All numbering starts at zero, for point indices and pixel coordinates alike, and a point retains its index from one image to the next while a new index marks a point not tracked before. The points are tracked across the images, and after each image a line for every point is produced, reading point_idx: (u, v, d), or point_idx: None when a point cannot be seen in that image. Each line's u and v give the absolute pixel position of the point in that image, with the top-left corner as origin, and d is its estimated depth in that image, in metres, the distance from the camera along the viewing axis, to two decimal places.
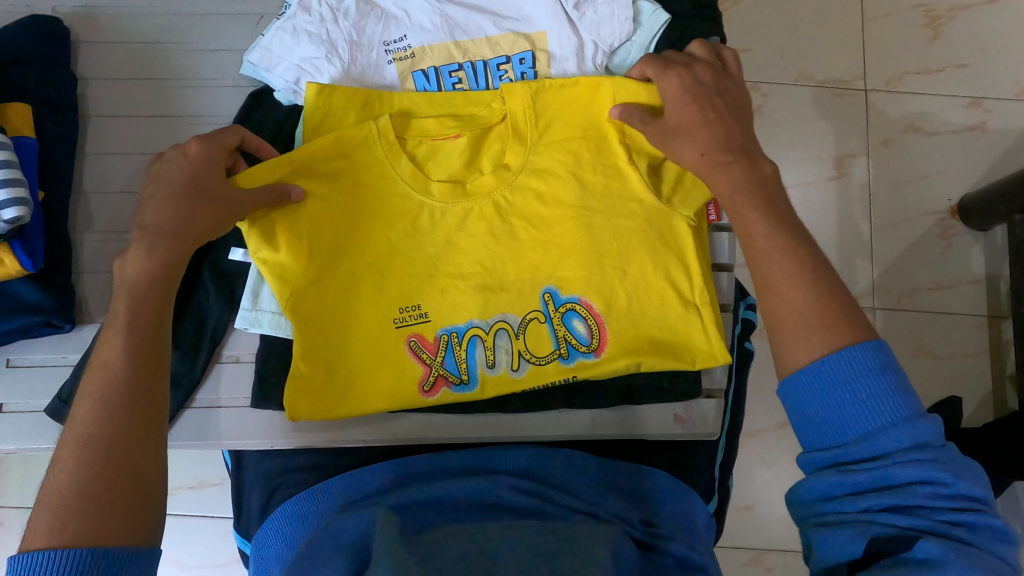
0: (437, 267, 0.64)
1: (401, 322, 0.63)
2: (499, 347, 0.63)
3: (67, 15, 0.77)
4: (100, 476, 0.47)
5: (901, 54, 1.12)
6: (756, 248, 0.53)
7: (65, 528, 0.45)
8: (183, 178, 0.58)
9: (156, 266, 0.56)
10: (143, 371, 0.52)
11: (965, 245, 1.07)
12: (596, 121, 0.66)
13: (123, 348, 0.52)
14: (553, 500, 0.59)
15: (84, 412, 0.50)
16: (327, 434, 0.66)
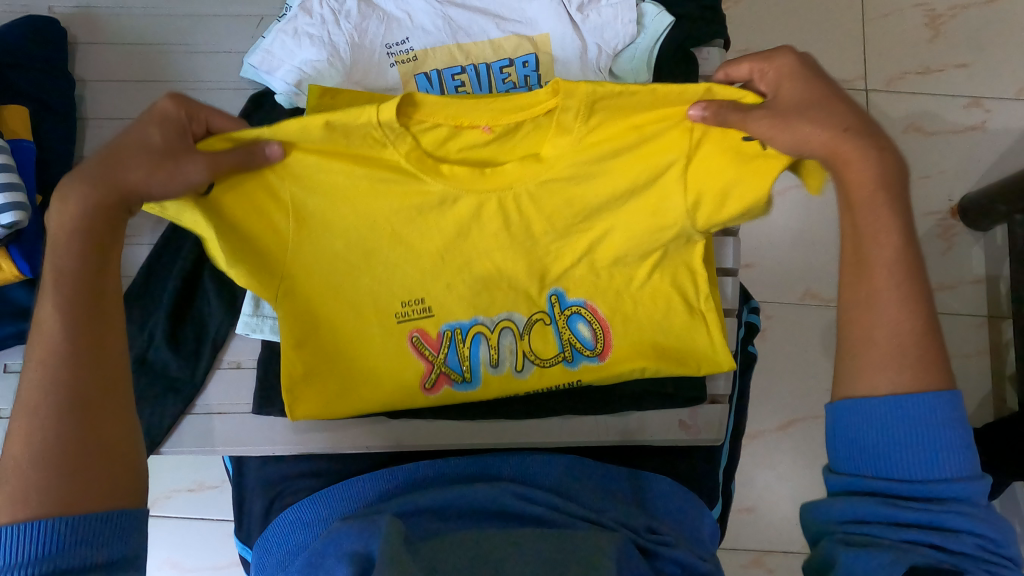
0: (444, 263, 0.60)
1: (404, 316, 0.61)
2: (504, 346, 0.63)
3: (64, 15, 0.77)
4: (57, 445, 0.44)
5: (901, 53, 1.12)
6: (884, 256, 0.50)
7: (29, 500, 0.43)
8: (138, 139, 0.50)
9: (90, 221, 0.49)
10: (86, 328, 0.48)
11: (966, 246, 1.07)
12: (660, 117, 0.52)
13: (55, 308, 0.47)
14: (558, 507, 0.58)
15: (31, 378, 0.46)
16: (330, 441, 0.66)
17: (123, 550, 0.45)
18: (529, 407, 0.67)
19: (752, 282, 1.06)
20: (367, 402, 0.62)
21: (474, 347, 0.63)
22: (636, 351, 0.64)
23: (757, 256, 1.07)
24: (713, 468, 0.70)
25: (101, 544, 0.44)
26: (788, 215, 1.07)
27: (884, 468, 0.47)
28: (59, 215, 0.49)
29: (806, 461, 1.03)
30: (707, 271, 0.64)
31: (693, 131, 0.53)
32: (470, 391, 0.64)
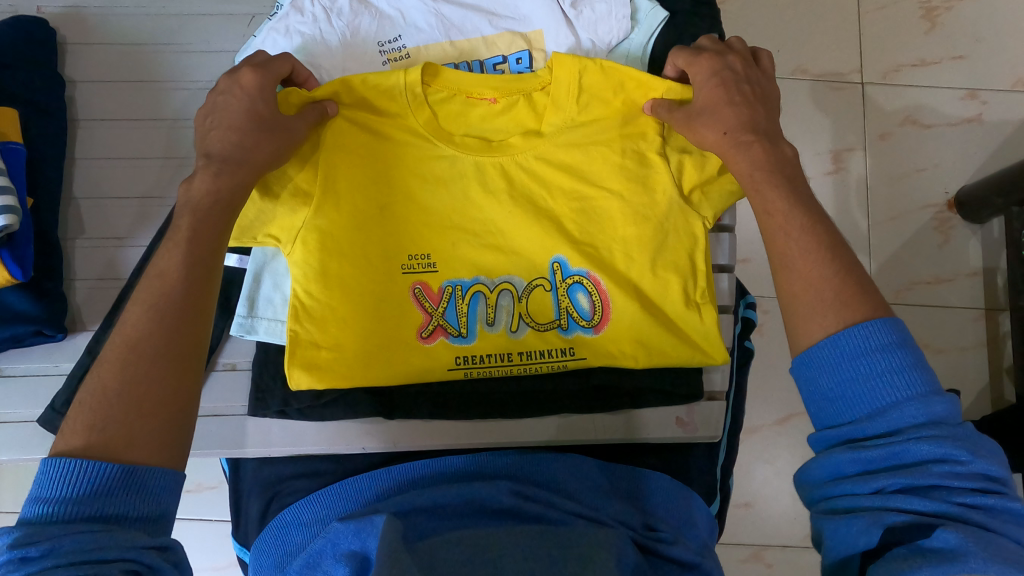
0: (454, 218, 0.63)
1: (411, 269, 0.62)
2: (501, 306, 0.62)
3: (54, 15, 0.76)
4: (145, 388, 0.45)
5: (898, 45, 1.12)
6: (773, 223, 0.51)
7: (105, 434, 0.44)
8: (241, 110, 0.55)
9: (220, 188, 0.53)
10: (197, 293, 0.49)
11: (963, 238, 1.07)
12: (639, 101, 0.63)
13: (184, 261, 0.49)
14: (554, 505, 0.58)
15: (136, 316, 0.47)
16: (327, 443, 0.65)
17: (165, 513, 0.44)
18: (526, 407, 0.65)
19: (748, 278, 1.06)
20: (365, 371, 0.60)
21: (472, 304, 0.62)
22: (627, 320, 0.61)
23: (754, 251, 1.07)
24: (711, 464, 0.70)
25: (150, 503, 0.43)
26: None
27: (842, 415, 0.44)
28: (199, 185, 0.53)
29: (805, 456, 1.03)
30: (708, 264, 0.62)
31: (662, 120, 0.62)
32: (469, 358, 0.61)
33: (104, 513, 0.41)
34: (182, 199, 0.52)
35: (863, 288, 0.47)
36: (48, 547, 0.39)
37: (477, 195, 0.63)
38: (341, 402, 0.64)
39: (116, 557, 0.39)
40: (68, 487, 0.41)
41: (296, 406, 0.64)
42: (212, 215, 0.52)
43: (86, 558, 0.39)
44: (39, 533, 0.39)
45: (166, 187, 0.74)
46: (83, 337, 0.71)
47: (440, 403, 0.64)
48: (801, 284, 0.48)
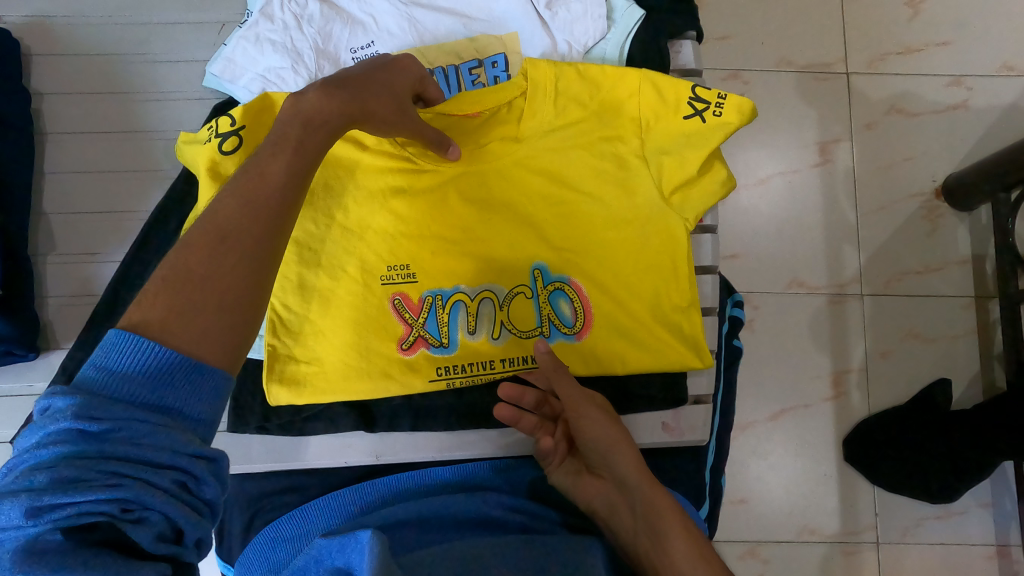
0: (433, 228, 0.62)
1: (390, 280, 0.61)
2: (482, 313, 0.61)
3: (17, 26, 0.74)
4: (225, 291, 0.39)
5: (881, 34, 1.11)
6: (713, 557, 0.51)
7: (186, 321, 0.37)
8: (385, 74, 0.54)
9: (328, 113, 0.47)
10: (292, 206, 0.43)
11: (951, 226, 1.06)
12: (619, 104, 0.61)
13: (288, 169, 0.43)
14: (539, 516, 0.60)
15: (227, 209, 0.40)
16: (305, 458, 0.64)
17: (217, 420, 0.38)
18: None
19: (735, 272, 1.06)
20: (348, 384, 0.59)
21: (453, 314, 0.61)
22: (611, 327, 0.61)
23: (740, 246, 1.07)
24: (700, 467, 0.69)
25: (207, 408, 0.37)
26: (770, 202, 1.07)
27: None
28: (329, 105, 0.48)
29: (797, 450, 1.03)
30: (692, 268, 0.61)
31: (641, 121, 0.61)
32: (450, 371, 0.61)
33: (164, 405, 0.35)
34: (292, 111, 0.46)
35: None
36: (105, 432, 0.33)
37: (457, 204, 0.62)
38: (322, 416, 0.63)
39: (169, 464, 0.34)
40: (132, 364, 0.35)
41: (277, 422, 0.62)
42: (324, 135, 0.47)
43: (140, 457, 0.34)
44: (101, 408, 0.34)
45: (139, 200, 0.73)
46: (56, 355, 0.71)
47: (422, 416, 0.63)
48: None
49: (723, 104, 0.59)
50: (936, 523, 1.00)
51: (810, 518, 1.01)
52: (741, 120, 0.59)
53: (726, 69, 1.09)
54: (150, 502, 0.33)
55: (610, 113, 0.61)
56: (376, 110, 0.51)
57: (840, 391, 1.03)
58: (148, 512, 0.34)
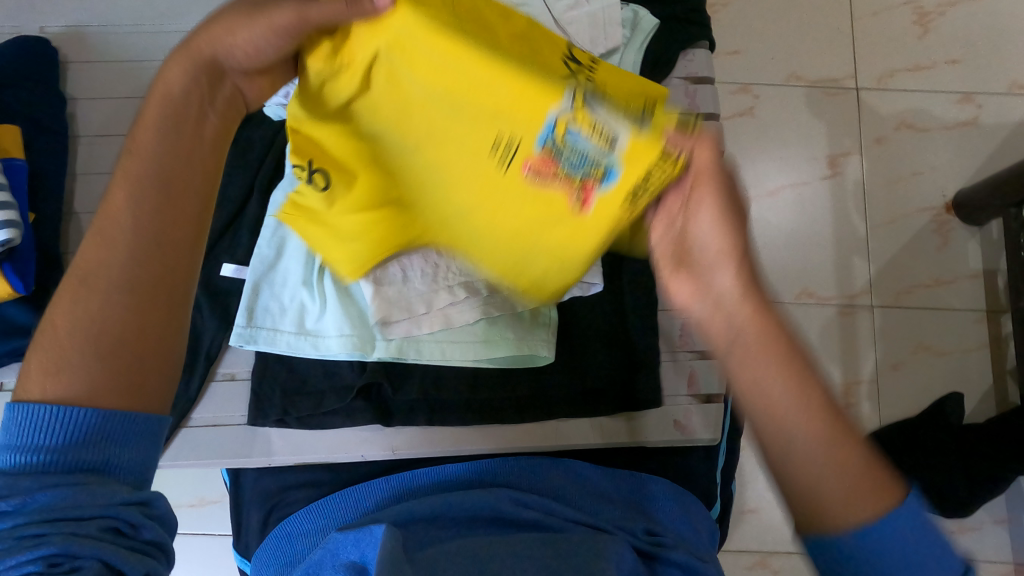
0: (467, 83, 0.40)
1: (505, 157, 0.41)
2: (600, 118, 0.37)
3: (55, 35, 0.77)
4: (112, 321, 0.39)
5: (892, 51, 1.12)
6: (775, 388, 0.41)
7: (67, 380, 0.38)
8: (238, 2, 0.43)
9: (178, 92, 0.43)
10: (160, 226, 0.41)
11: (962, 240, 1.07)
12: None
13: (135, 186, 0.40)
14: (555, 513, 0.58)
15: (90, 249, 0.40)
16: (324, 451, 0.65)
17: (149, 459, 0.40)
18: (524, 412, 0.66)
19: None
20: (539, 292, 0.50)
21: (575, 136, 0.38)
22: None
23: None
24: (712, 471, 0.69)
25: (140, 458, 0.39)
26: (780, 213, 1.09)
27: None
28: (173, 72, 0.43)
29: None
30: None
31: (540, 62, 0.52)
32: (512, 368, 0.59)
33: (85, 463, 0.37)
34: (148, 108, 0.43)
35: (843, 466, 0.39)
36: (21, 503, 0.35)
37: (452, 47, 0.39)
38: (341, 411, 0.65)
39: (93, 514, 0.35)
40: (45, 434, 0.36)
41: (296, 415, 0.64)
42: (166, 119, 0.42)
43: (60, 514, 0.35)
44: (13, 485, 0.35)
45: None
46: None
47: (439, 411, 0.65)
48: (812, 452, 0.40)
49: None
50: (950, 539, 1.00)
51: None
52: None
53: (737, 83, 1.11)
54: (78, 550, 0.34)
55: None
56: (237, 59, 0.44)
57: (851, 402, 1.04)
58: (80, 563, 0.34)
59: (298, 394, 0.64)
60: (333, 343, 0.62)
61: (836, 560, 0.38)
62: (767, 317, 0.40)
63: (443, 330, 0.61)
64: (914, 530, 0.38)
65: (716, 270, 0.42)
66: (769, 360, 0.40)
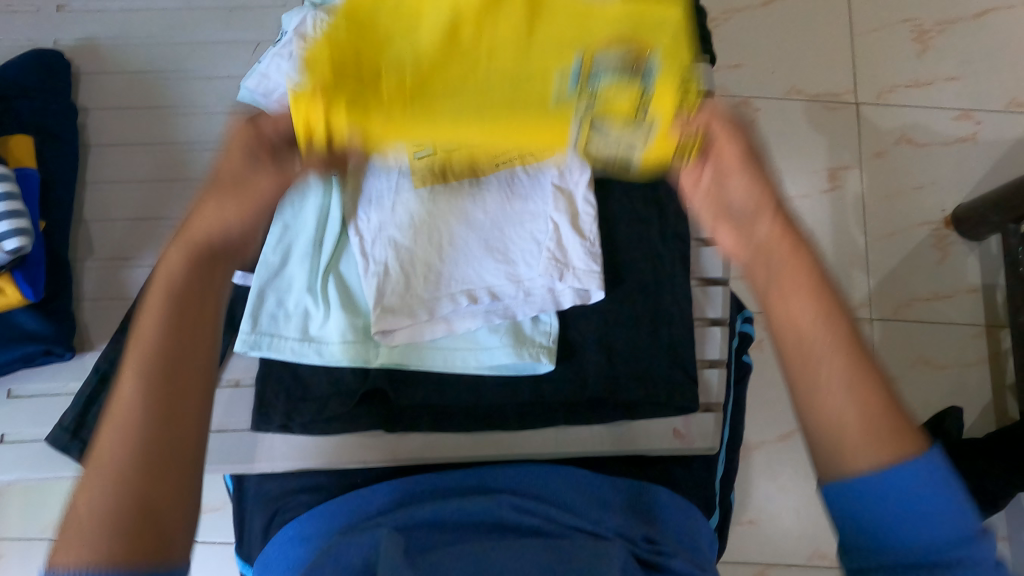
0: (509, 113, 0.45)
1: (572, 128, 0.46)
2: (614, 106, 0.44)
3: (68, 47, 0.79)
4: (132, 496, 0.41)
5: (891, 67, 1.14)
6: (802, 355, 0.45)
7: (85, 556, 0.39)
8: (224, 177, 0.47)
9: (187, 265, 0.46)
10: (166, 424, 0.43)
11: (960, 255, 1.08)
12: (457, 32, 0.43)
13: (143, 371, 0.43)
14: (554, 519, 0.59)
15: (109, 441, 0.42)
16: (328, 457, 0.67)
17: None
18: (524, 419, 0.66)
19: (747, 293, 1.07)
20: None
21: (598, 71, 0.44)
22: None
23: None
24: (712, 479, 0.69)
25: None
26: None
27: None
28: (172, 260, 0.47)
29: (808, 473, 1.03)
30: None
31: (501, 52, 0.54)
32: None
33: None
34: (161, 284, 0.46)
35: (886, 421, 0.43)
36: None
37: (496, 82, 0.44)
38: (344, 418, 0.65)
39: None
40: None
41: (300, 421, 0.64)
42: (169, 303, 0.45)
43: None
44: None
45: (173, 207, 0.76)
46: (90, 356, 0.72)
47: (440, 417, 0.66)
48: (837, 409, 0.44)
49: None
50: None
51: (820, 541, 1.01)
52: None
53: (738, 96, 1.13)
54: None
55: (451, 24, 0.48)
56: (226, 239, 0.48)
57: None
58: None
59: (302, 399, 0.64)
60: (336, 349, 0.63)
61: (853, 511, 0.42)
62: (803, 256, 0.47)
63: (445, 336, 0.63)
64: (928, 495, 0.41)
65: (758, 221, 0.49)
66: (802, 295, 0.46)
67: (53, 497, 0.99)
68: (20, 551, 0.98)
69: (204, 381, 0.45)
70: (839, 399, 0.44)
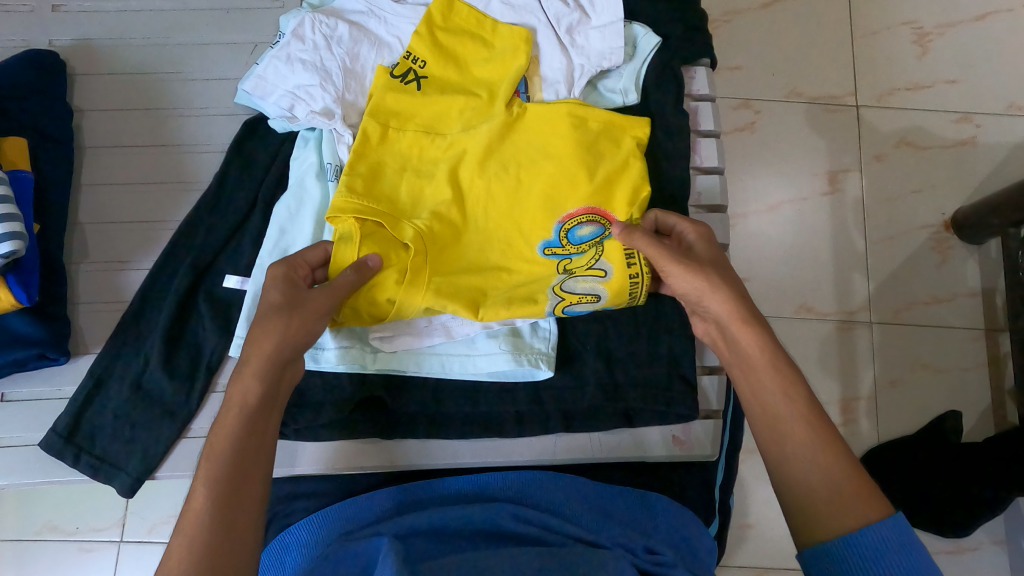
0: (506, 240, 0.62)
1: (560, 264, 0.62)
2: (584, 283, 0.63)
3: (63, 48, 0.78)
4: (213, 562, 0.43)
5: (891, 70, 1.13)
6: (770, 429, 0.52)
7: None
8: (268, 301, 0.53)
9: (260, 381, 0.50)
10: (233, 541, 0.44)
11: (960, 259, 1.07)
12: (447, 180, 0.62)
13: (212, 482, 0.45)
14: (554, 528, 0.58)
15: (177, 552, 0.43)
16: (323, 464, 0.65)
17: None
18: (524, 425, 0.65)
19: None
20: (626, 119, 0.65)
21: (576, 234, 0.63)
22: (547, 119, 0.63)
23: (751, 271, 1.08)
24: (711, 485, 0.69)
25: None
26: (780, 229, 1.09)
27: None
28: (241, 381, 0.50)
29: None
30: (598, 117, 0.64)
31: (489, 140, 0.63)
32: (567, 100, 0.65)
33: None
34: (236, 400, 0.49)
35: (864, 490, 0.48)
36: None
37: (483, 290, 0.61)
38: (340, 424, 0.64)
39: None
40: None
41: (294, 427, 0.63)
42: (241, 416, 0.48)
43: None
44: None
45: (169, 209, 0.75)
46: (85, 360, 0.71)
47: (438, 424, 0.65)
48: (814, 477, 0.49)
49: (511, 108, 0.64)
50: (948, 558, 0.99)
51: None
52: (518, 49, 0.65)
53: (738, 99, 1.12)
54: None
55: (453, 144, 0.63)
56: (294, 347, 0.52)
57: (850, 418, 1.03)
58: None
59: (297, 405, 0.63)
60: (333, 355, 0.61)
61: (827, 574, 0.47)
62: (751, 332, 0.54)
63: (444, 341, 0.63)
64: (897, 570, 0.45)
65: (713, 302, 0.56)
66: (769, 371, 0.53)
67: (48, 499, 0.99)
68: (13, 553, 0.97)
69: (269, 461, 0.48)
70: (808, 470, 0.49)
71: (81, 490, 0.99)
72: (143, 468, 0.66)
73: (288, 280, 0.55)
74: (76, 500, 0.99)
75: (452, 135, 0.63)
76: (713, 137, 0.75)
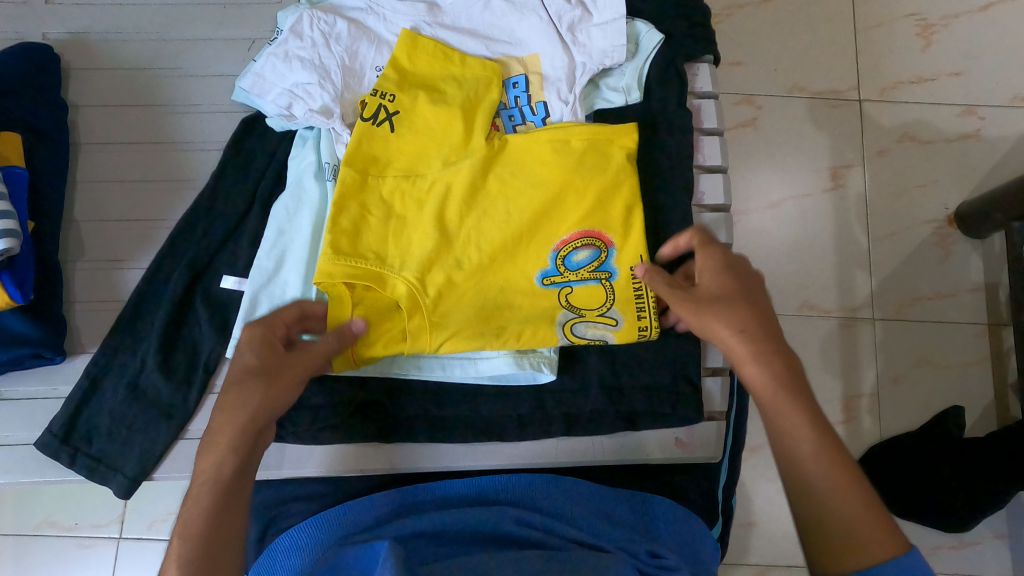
0: (504, 279, 0.61)
1: (564, 296, 0.61)
2: (594, 327, 0.61)
3: (57, 41, 0.77)
4: None
5: (895, 62, 1.12)
6: (790, 474, 0.51)
7: None
8: (238, 365, 0.53)
9: (234, 454, 0.50)
10: None
11: (964, 254, 1.07)
12: (434, 224, 0.61)
13: (183, 564, 0.46)
14: (556, 532, 0.58)
15: None
16: (322, 466, 0.65)
17: None
18: (524, 429, 0.65)
19: None
20: (613, 130, 0.63)
21: (572, 261, 0.61)
22: (527, 150, 0.62)
23: (752, 268, 1.07)
24: (713, 485, 0.69)
25: None
26: (782, 226, 1.08)
27: None
28: (211, 455, 0.50)
29: None
30: (581, 137, 0.62)
31: (471, 177, 0.62)
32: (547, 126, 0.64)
33: None
34: (209, 475, 0.49)
35: (877, 525, 0.49)
36: None
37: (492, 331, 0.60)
38: (339, 428, 0.63)
39: None
40: None
41: (292, 430, 0.63)
42: (214, 492, 0.49)
43: None
44: None
45: (165, 208, 0.75)
46: (81, 359, 0.71)
47: (438, 428, 0.65)
48: (833, 518, 0.49)
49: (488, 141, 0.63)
50: (950, 553, 0.99)
51: None
52: (486, 79, 0.65)
53: (740, 94, 1.11)
54: None
55: (436, 184, 0.62)
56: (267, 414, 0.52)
57: (852, 415, 1.03)
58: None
59: (296, 409, 0.62)
60: None
61: None
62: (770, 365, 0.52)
63: None
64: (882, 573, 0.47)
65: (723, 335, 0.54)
66: (792, 412, 0.51)
67: (47, 497, 0.98)
68: (13, 550, 0.97)
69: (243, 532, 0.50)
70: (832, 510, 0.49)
71: (80, 488, 0.98)
72: (140, 469, 0.66)
73: (263, 340, 0.54)
74: (75, 498, 0.98)
75: (434, 172, 0.62)
76: (716, 135, 0.74)
